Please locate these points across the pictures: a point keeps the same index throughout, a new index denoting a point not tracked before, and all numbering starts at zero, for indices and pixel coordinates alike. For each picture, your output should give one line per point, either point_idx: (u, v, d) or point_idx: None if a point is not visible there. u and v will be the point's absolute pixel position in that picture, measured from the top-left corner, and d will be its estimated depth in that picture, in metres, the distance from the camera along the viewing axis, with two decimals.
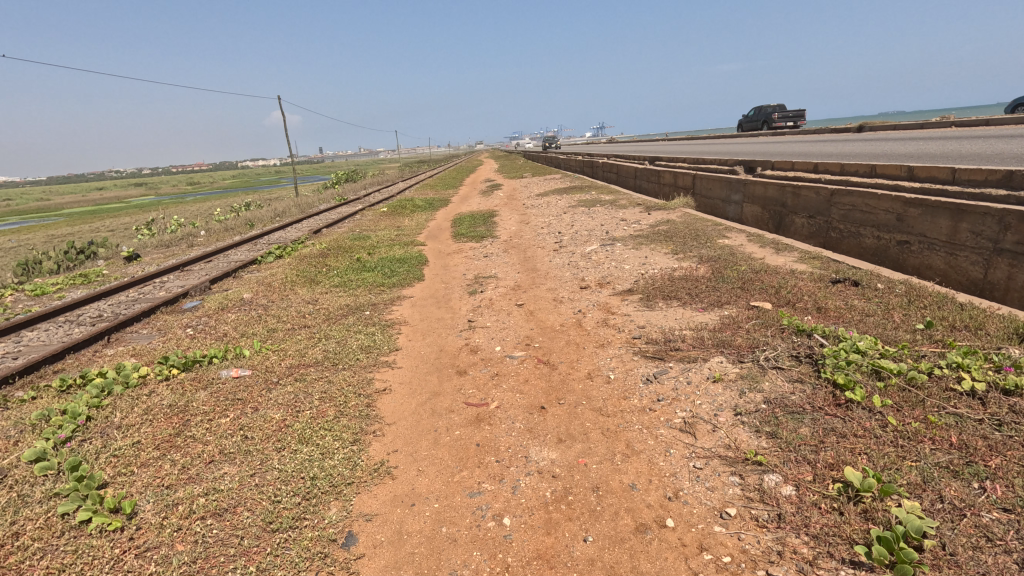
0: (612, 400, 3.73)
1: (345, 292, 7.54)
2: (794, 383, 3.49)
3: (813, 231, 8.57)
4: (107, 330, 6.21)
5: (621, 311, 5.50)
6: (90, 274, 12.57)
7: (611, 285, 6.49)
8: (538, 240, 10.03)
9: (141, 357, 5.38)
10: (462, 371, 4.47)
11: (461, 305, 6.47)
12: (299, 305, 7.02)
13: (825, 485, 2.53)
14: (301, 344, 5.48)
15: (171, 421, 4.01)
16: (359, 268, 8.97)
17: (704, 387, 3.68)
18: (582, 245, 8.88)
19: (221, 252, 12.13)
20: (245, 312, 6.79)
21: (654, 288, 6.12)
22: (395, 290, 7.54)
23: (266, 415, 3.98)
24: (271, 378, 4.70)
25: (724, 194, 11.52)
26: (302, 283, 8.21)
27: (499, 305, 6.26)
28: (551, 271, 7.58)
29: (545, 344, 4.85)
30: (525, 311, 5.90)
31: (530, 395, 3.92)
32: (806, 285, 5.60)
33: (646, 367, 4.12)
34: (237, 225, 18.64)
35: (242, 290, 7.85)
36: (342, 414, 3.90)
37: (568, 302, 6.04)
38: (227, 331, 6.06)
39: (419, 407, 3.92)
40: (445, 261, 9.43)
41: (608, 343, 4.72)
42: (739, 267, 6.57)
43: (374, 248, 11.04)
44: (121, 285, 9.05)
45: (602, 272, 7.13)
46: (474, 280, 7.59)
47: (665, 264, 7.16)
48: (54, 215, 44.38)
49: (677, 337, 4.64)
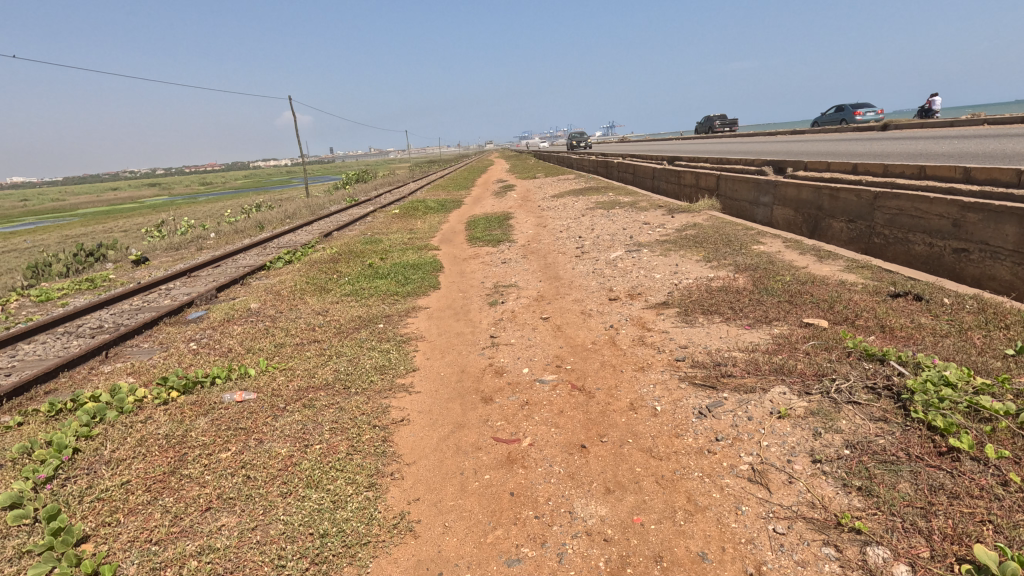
0: (662, 438, 3.26)
1: (357, 302, 7.13)
2: (878, 424, 2.99)
3: (854, 236, 8.04)
4: (105, 345, 5.83)
5: (658, 328, 5.03)
6: (97, 279, 12.29)
7: (642, 296, 6.02)
8: (558, 245, 9.58)
9: (139, 375, 4.99)
10: (487, 398, 4.03)
11: (482, 317, 6.04)
12: (309, 316, 6.63)
13: (949, 567, 2.05)
14: (311, 362, 5.07)
15: (166, 456, 3.61)
16: (372, 275, 8.56)
17: (769, 425, 3.20)
18: (606, 252, 8.42)
19: (229, 257, 11.80)
20: (252, 325, 6.39)
21: (691, 301, 5.64)
22: (411, 300, 7.12)
23: (270, 449, 3.55)
24: (277, 403, 4.28)
25: (752, 196, 11.00)
26: (312, 291, 7.81)
27: (523, 318, 5.82)
28: (575, 279, 7.12)
29: (578, 367, 4.39)
30: (552, 327, 5.44)
31: (568, 430, 3.46)
32: (863, 299, 5.10)
33: (697, 398, 3.65)
34: (246, 227, 18.38)
35: (250, 300, 7.47)
36: (355, 450, 3.47)
37: (598, 316, 5.58)
38: (232, 346, 5.66)
39: (441, 443, 3.48)
40: (462, 267, 9.00)
41: (648, 367, 4.26)
42: (782, 277, 6.07)
43: (387, 252, 10.63)
44: (125, 292, 8.72)
45: (631, 281, 6.66)
46: (494, 289, 7.15)
47: (698, 272, 6.68)
48: (67, 215, 44.59)
49: (727, 360, 4.17)
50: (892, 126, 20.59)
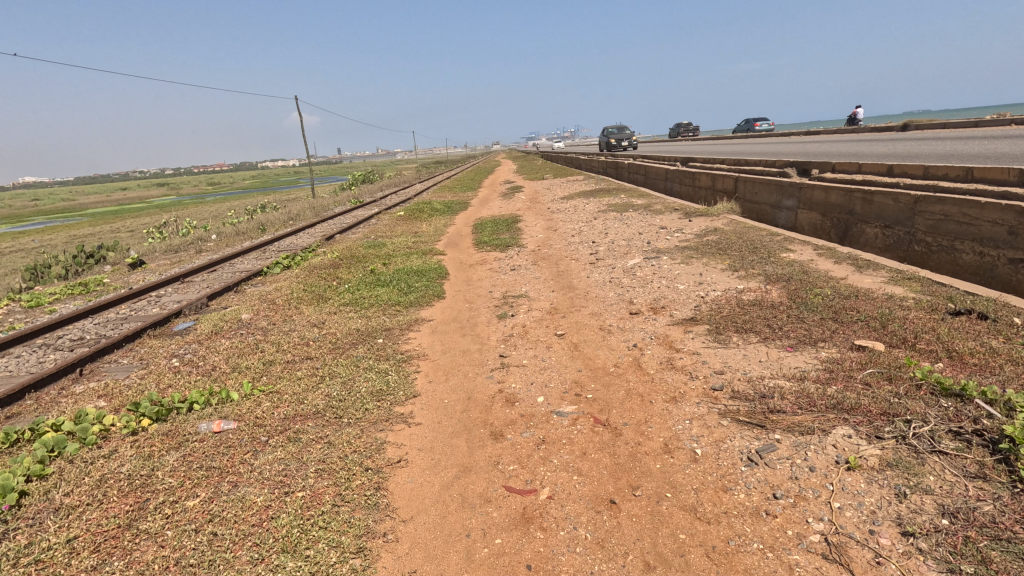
0: (708, 493, 2.72)
1: (356, 313, 6.63)
2: (978, 485, 2.44)
3: (890, 243, 7.48)
4: (80, 361, 5.36)
5: (688, 349, 4.50)
6: (91, 282, 11.91)
7: (666, 311, 5.49)
8: (571, 251, 9.04)
9: (111, 398, 4.51)
10: (497, 433, 3.52)
11: (491, 332, 5.52)
12: (304, 329, 6.13)
13: None
14: (301, 384, 4.57)
15: (126, 502, 3.10)
16: (373, 282, 8.08)
17: (838, 480, 2.65)
18: (622, 259, 7.87)
19: (227, 260, 11.37)
20: (242, 339, 5.90)
21: (722, 316, 5.09)
22: (414, 311, 6.60)
23: (245, 497, 3.05)
24: (259, 437, 3.77)
25: (774, 199, 10.44)
26: (308, 300, 7.31)
27: (535, 333, 5.29)
28: (591, 290, 6.59)
29: (599, 396, 3.87)
30: (568, 345, 4.91)
31: (593, 479, 2.93)
32: (919, 317, 4.53)
33: (744, 440, 3.11)
34: (248, 229, 17.90)
35: (242, 309, 6.99)
36: (342, 500, 2.95)
37: (618, 334, 5.05)
38: (217, 365, 5.17)
39: (445, 493, 2.97)
40: (468, 274, 8.51)
41: (681, 398, 3.72)
42: (821, 289, 5.52)
43: (390, 257, 10.16)
44: (113, 299, 8.28)
45: (652, 293, 6.13)
46: (503, 299, 6.63)
47: (725, 283, 6.14)
48: (73, 215, 44.46)
49: (772, 390, 3.62)
50: (913, 127, 19.96)
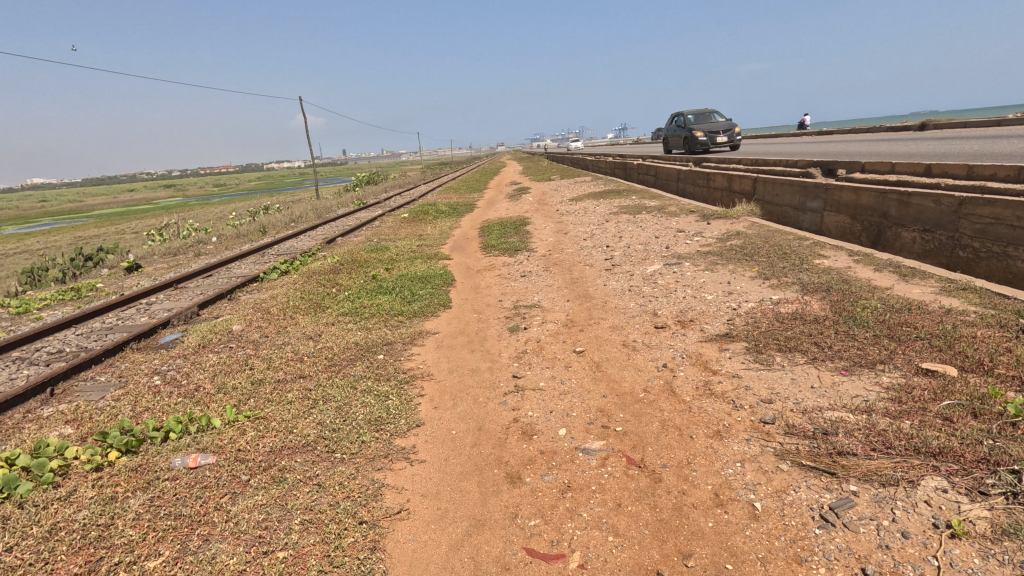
0: (779, 565, 2.21)
1: (355, 324, 6.13)
2: None
3: (931, 248, 6.94)
4: (52, 380, 4.88)
5: (727, 373, 3.97)
6: (83, 287, 11.47)
7: (696, 325, 4.97)
8: (584, 256, 8.52)
9: (79, 425, 4.03)
10: (514, 476, 3.02)
11: (501, 348, 5.01)
12: (298, 343, 5.63)
13: None
14: (291, 410, 4.08)
15: (74, 564, 2.61)
16: (374, 289, 7.61)
17: (943, 552, 2.13)
18: (640, 265, 7.35)
19: (223, 265, 10.92)
20: (231, 354, 5.42)
21: (760, 332, 4.57)
22: (418, 323, 6.11)
23: (215, 557, 2.56)
24: (238, 475, 3.28)
25: (797, 200, 9.91)
26: (305, 310, 6.81)
27: (551, 350, 4.78)
28: (610, 300, 6.07)
29: (630, 430, 3.36)
30: (589, 365, 4.39)
31: (634, 543, 2.42)
32: (989, 334, 3.99)
33: (813, 492, 2.59)
34: (248, 232, 17.45)
35: (233, 319, 6.52)
36: (330, 565, 2.45)
37: (645, 353, 4.53)
38: (201, 385, 4.69)
39: (455, 558, 2.46)
40: (475, 280, 8.02)
41: (728, 433, 3.20)
42: (866, 301, 4.99)
43: (393, 261, 9.68)
44: (100, 307, 7.83)
45: (678, 304, 5.62)
46: (514, 309, 6.13)
47: (758, 293, 5.62)
48: (76, 216, 44.34)
49: (835, 424, 3.10)
50: (932, 126, 19.42)
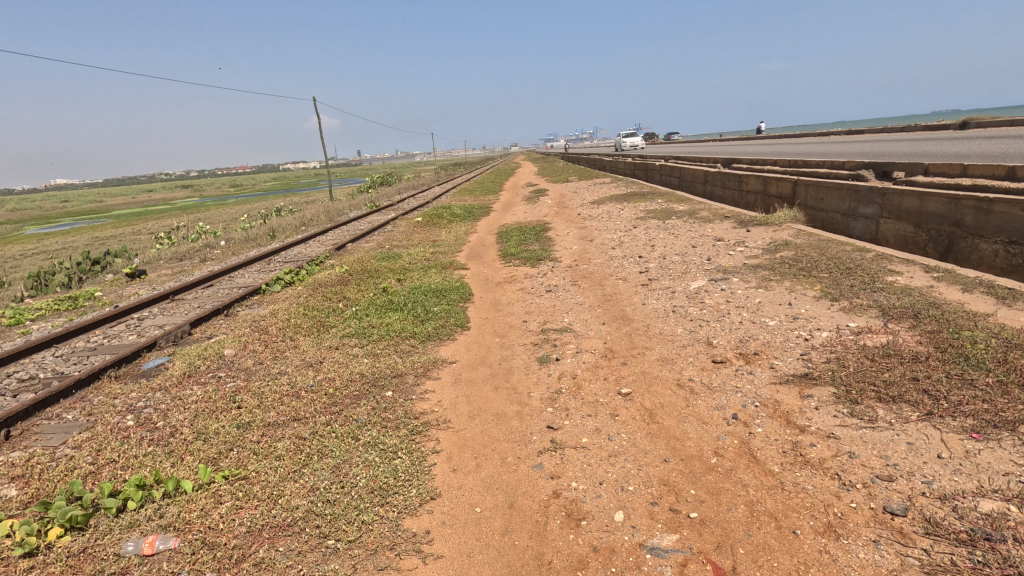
0: None
1: (361, 349, 5.40)
2: None
3: (1019, 263, 6.04)
4: (8, 421, 4.17)
5: (818, 431, 3.17)
6: (81, 296, 10.90)
7: (763, 361, 4.16)
8: (615, 268, 7.71)
9: (26, 485, 3.33)
10: None
11: (530, 386, 4.25)
12: (296, 373, 4.93)
13: None
14: (279, 470, 3.36)
15: None
16: (384, 305, 6.90)
17: None
18: (682, 280, 6.54)
19: (225, 273, 10.26)
20: (218, 387, 4.72)
21: (848, 372, 3.74)
22: (432, 348, 5.38)
23: None
24: (202, 571, 2.55)
25: (847, 206, 9.02)
26: (306, 329, 6.10)
27: (591, 391, 4.02)
28: (653, 324, 5.28)
29: (709, 517, 2.58)
30: (640, 415, 3.61)
31: None
32: None
33: None
34: (257, 236, 16.86)
35: (227, 341, 5.83)
36: None
37: (706, 398, 3.73)
38: (179, 430, 3.98)
39: None
40: (496, 295, 7.28)
41: (848, 531, 2.39)
42: (972, 332, 4.13)
43: (405, 271, 8.97)
44: (86, 324, 7.17)
45: (735, 331, 4.81)
46: (543, 334, 5.37)
47: (830, 320, 4.77)
48: (92, 216, 44.55)
49: (997, 524, 2.27)
50: (975, 125, 18.36)
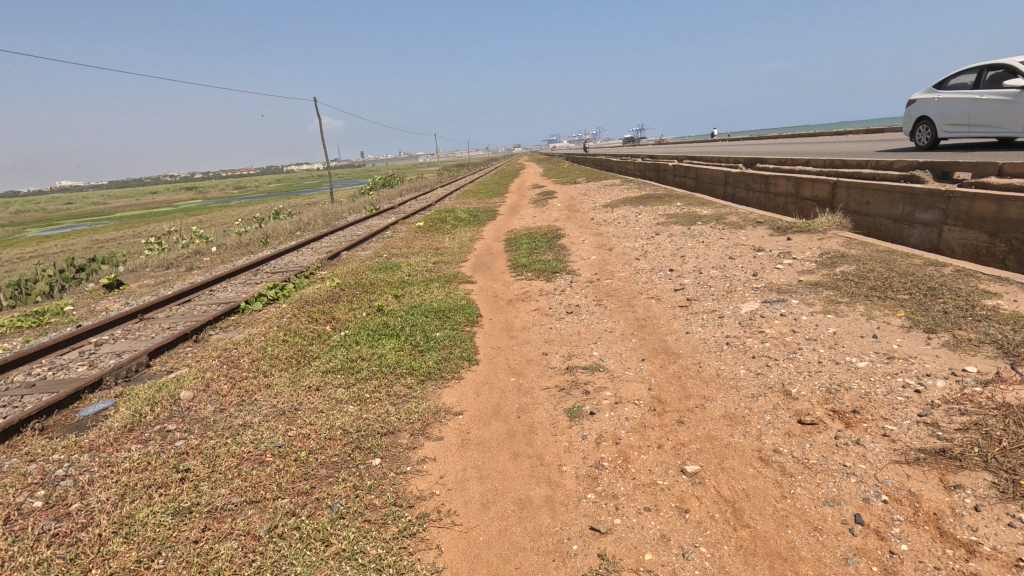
0: None
1: (345, 392, 4.40)
2: None
3: None
4: None
5: (996, 555, 2.15)
6: (50, 310, 9.91)
7: (872, 425, 3.13)
8: (645, 285, 6.69)
9: None
10: None
11: (561, 455, 3.24)
12: (262, 426, 3.94)
13: None
14: None
15: None
16: (377, 329, 5.90)
17: None
18: (729, 302, 5.53)
19: (206, 287, 9.23)
20: (162, 448, 3.71)
21: (1006, 451, 2.68)
22: (432, 391, 4.39)
23: None
24: None
25: (901, 210, 7.98)
26: (284, 362, 5.10)
27: (646, 468, 3.00)
28: (706, 363, 4.26)
29: None
30: (721, 512, 2.59)
31: None
32: None
33: None
34: (250, 241, 15.90)
35: (186, 379, 4.83)
36: None
37: (808, 484, 2.72)
38: (97, 517, 2.99)
39: None
40: (507, 316, 6.29)
41: None
42: None
43: (404, 285, 7.98)
44: (31, 352, 6.14)
45: (818, 376, 3.78)
46: (570, 373, 4.35)
47: (938, 364, 3.72)
48: (88, 218, 43.63)
49: None
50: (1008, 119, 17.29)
